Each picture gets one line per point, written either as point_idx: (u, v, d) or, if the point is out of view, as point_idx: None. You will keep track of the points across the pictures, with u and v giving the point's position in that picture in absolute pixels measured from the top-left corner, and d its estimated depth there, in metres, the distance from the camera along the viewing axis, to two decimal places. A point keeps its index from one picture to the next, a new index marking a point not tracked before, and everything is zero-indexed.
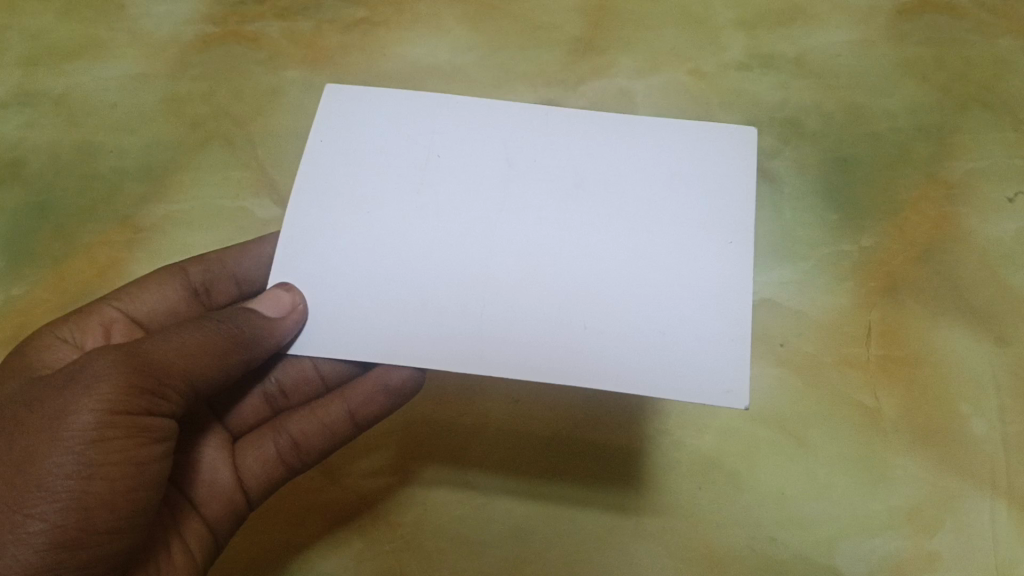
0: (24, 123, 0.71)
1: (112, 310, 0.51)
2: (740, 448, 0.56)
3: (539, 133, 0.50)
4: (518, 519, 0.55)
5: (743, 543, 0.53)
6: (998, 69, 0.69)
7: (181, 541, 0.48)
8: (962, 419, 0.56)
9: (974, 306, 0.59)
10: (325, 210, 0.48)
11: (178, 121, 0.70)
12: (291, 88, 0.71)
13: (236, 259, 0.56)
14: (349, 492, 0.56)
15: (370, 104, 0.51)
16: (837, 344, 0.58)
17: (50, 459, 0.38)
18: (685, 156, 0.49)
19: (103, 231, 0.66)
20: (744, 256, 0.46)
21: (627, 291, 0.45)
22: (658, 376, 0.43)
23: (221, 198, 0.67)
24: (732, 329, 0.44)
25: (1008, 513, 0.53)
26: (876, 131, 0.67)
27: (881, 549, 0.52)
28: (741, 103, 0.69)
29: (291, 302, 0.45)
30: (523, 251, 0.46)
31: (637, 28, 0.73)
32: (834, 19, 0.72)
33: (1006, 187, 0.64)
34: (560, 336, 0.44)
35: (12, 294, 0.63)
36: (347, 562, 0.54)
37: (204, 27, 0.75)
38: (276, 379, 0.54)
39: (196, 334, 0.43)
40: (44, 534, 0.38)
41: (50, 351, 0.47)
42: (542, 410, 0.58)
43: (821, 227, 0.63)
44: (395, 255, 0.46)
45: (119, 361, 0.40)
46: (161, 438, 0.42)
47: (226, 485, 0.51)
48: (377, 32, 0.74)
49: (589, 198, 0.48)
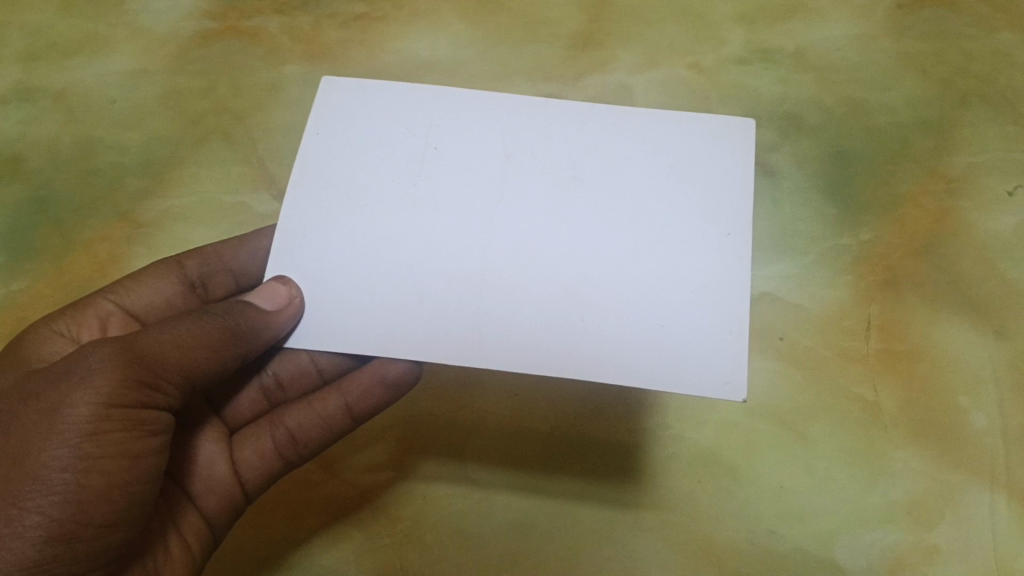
0: (22, 118, 0.71)
1: (108, 303, 0.51)
2: (740, 441, 0.56)
3: (537, 126, 0.50)
4: (518, 513, 0.55)
5: (743, 536, 0.53)
6: (997, 63, 0.69)
7: (178, 534, 0.48)
8: (962, 412, 0.56)
9: (975, 300, 0.59)
10: (323, 203, 0.48)
11: (177, 116, 0.70)
12: (290, 84, 0.71)
13: (233, 253, 0.56)
14: (348, 485, 0.56)
15: (367, 97, 0.51)
16: (837, 338, 0.59)
17: (45, 453, 0.38)
18: (683, 148, 0.49)
19: (103, 227, 0.66)
20: (743, 249, 0.46)
21: (626, 283, 0.45)
22: (657, 369, 0.43)
23: (221, 193, 0.67)
24: (730, 321, 0.44)
25: (1008, 506, 0.53)
26: (876, 126, 0.67)
27: (881, 542, 0.52)
28: (741, 97, 0.69)
29: (287, 295, 0.44)
30: (520, 244, 0.46)
31: (637, 23, 0.73)
32: (833, 14, 0.72)
33: (1006, 181, 0.64)
34: (558, 328, 0.44)
35: (12, 289, 0.63)
36: (347, 556, 0.54)
37: (203, 22, 0.74)
38: (273, 372, 0.54)
39: (192, 326, 0.43)
40: (40, 528, 0.38)
41: (46, 345, 0.47)
42: (542, 404, 0.58)
43: (821, 221, 0.63)
44: (393, 248, 0.46)
45: (115, 354, 0.40)
46: (157, 431, 0.42)
47: (224, 478, 0.51)
48: (377, 27, 0.74)
49: (587, 191, 0.48)
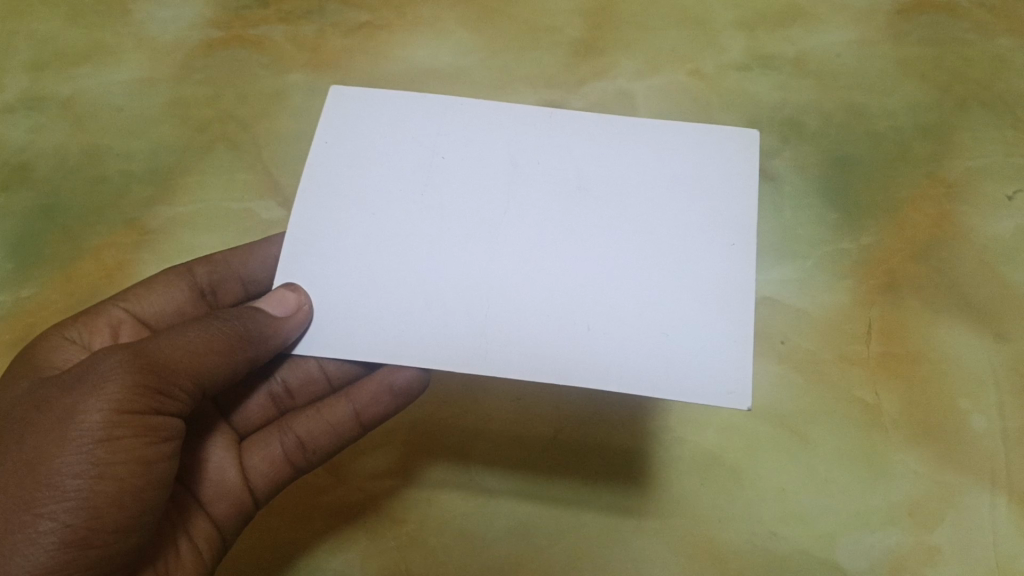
0: (30, 127, 0.72)
1: (119, 310, 0.52)
2: (742, 444, 0.56)
3: (542, 134, 0.51)
4: (522, 517, 0.55)
5: (745, 538, 0.54)
6: (996, 68, 0.70)
7: (188, 539, 0.48)
8: (962, 415, 0.56)
9: (974, 304, 0.60)
10: (331, 212, 0.48)
11: (184, 124, 0.71)
12: (295, 92, 0.72)
13: (243, 259, 0.57)
14: (355, 490, 0.56)
15: (375, 105, 0.52)
16: (838, 342, 0.59)
17: (59, 459, 0.39)
18: (688, 158, 0.50)
19: (111, 234, 0.67)
20: (747, 258, 0.46)
21: (629, 291, 0.46)
22: (661, 377, 0.44)
23: (227, 200, 0.68)
24: (734, 331, 0.45)
25: (1007, 507, 0.54)
26: (876, 130, 0.68)
27: (882, 544, 0.53)
28: (741, 103, 0.69)
29: (296, 302, 0.45)
30: (526, 252, 0.47)
31: (638, 30, 0.73)
32: (833, 19, 0.73)
33: (1006, 186, 0.65)
34: (563, 336, 0.45)
35: (21, 296, 0.64)
36: (354, 559, 0.55)
37: (209, 32, 0.75)
38: (282, 380, 0.55)
39: (202, 333, 0.43)
40: (54, 534, 0.39)
41: (58, 352, 0.48)
42: (546, 409, 0.58)
43: (821, 226, 0.64)
44: (400, 257, 0.47)
45: (126, 360, 0.41)
46: (167, 438, 0.43)
47: (233, 484, 0.51)
48: (380, 35, 0.74)
49: (591, 199, 0.48)
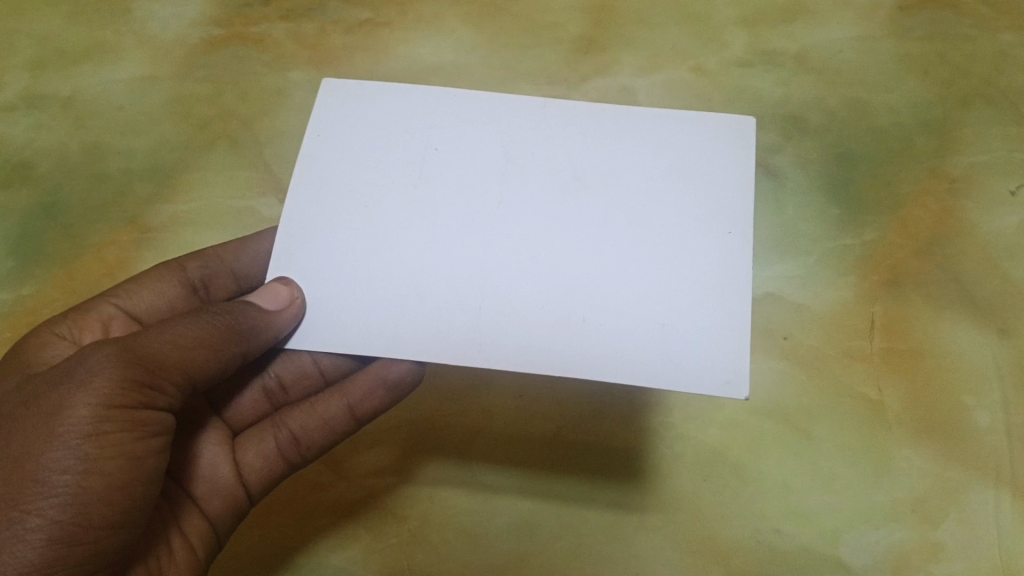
0: (30, 126, 0.72)
1: (110, 306, 0.52)
2: (745, 440, 0.56)
3: (537, 126, 0.50)
4: (523, 513, 0.55)
5: (748, 534, 0.53)
6: (998, 64, 0.69)
7: (181, 535, 0.48)
8: (967, 411, 0.56)
9: (978, 299, 0.60)
10: (326, 205, 0.48)
11: (185, 121, 0.71)
12: (296, 88, 0.72)
13: (234, 254, 0.57)
14: (354, 486, 0.56)
15: (368, 98, 0.52)
16: (840, 337, 0.59)
17: (47, 454, 0.39)
18: (684, 148, 0.49)
19: (112, 231, 0.66)
20: (744, 247, 0.46)
21: (624, 283, 0.45)
22: (659, 368, 0.43)
23: (227, 197, 0.68)
24: (732, 320, 0.44)
25: (1011, 503, 0.53)
26: (878, 126, 0.67)
27: (886, 540, 0.53)
28: (743, 100, 0.69)
29: (289, 296, 0.45)
30: (521, 244, 0.46)
31: (639, 27, 0.73)
32: (835, 16, 0.73)
33: (1009, 181, 0.64)
34: (560, 327, 0.45)
35: (21, 294, 0.64)
36: (355, 556, 0.54)
37: (209, 29, 0.75)
38: (275, 375, 0.55)
39: (192, 327, 0.43)
40: (42, 530, 0.38)
41: (47, 349, 0.48)
42: (546, 404, 0.58)
43: (823, 221, 0.64)
44: (395, 250, 0.47)
45: (114, 355, 0.41)
46: (157, 433, 0.42)
47: (227, 480, 0.51)
48: (381, 33, 0.74)
49: (587, 191, 0.48)
